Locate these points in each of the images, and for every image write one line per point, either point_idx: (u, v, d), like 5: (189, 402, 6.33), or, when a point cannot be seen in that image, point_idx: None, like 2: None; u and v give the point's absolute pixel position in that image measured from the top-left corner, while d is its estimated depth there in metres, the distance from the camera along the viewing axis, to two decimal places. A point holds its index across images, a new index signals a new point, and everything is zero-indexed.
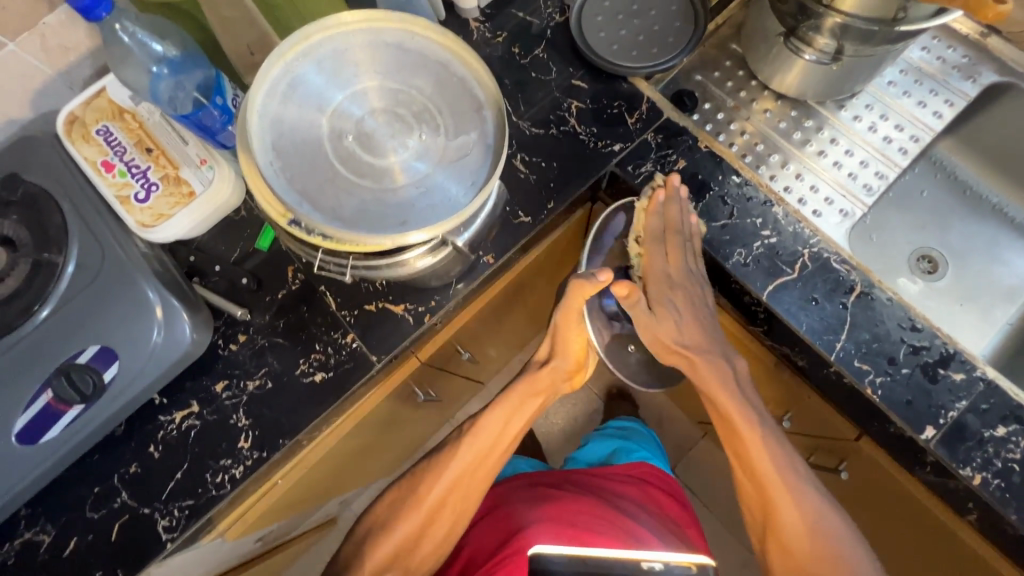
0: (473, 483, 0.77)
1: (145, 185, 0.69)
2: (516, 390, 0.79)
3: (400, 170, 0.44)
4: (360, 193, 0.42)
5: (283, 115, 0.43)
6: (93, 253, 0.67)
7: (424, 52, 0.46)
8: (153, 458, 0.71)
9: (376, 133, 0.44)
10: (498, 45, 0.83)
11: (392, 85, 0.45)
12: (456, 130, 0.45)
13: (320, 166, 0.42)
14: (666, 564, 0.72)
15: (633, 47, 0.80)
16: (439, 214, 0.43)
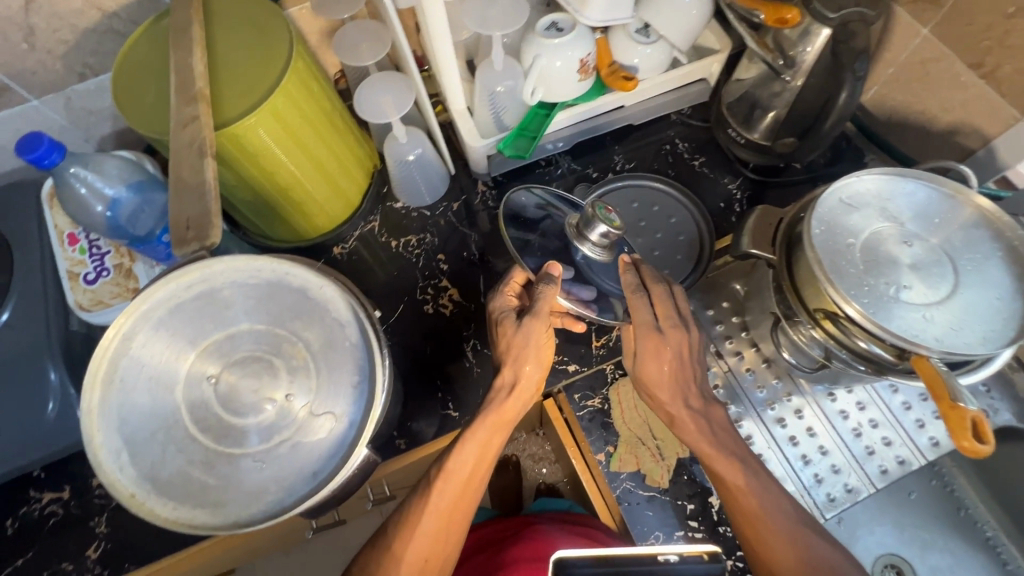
0: (451, 534, 0.60)
1: (97, 269, 0.69)
2: (484, 419, 0.61)
3: (251, 431, 0.44)
4: (191, 450, 0.43)
5: (146, 344, 0.44)
6: (25, 314, 0.66)
7: (325, 309, 0.47)
8: (4, 532, 0.68)
9: (240, 384, 0.44)
10: (496, 217, 0.81)
11: (278, 331, 0.46)
12: (322, 403, 0.45)
13: (162, 413, 0.43)
14: (681, 555, 0.50)
15: None
16: (268, 499, 0.43)
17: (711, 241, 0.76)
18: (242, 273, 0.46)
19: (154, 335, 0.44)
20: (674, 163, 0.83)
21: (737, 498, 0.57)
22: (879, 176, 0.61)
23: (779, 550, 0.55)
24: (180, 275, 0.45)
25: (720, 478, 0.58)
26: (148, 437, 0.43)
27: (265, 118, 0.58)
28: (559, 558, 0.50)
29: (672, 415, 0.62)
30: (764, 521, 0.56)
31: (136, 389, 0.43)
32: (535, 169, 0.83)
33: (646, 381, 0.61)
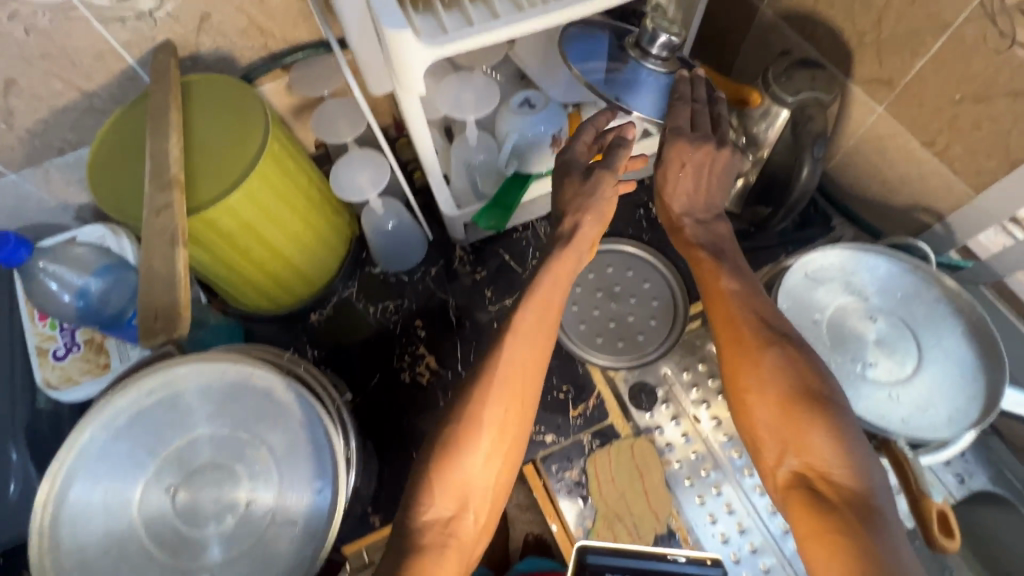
0: (513, 421, 0.54)
1: (67, 344, 0.68)
2: (530, 297, 0.56)
3: (209, 541, 0.45)
4: (149, 563, 0.45)
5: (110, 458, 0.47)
6: None
7: (282, 412, 0.48)
8: None
9: (200, 489, 0.47)
10: (472, 282, 0.82)
11: (239, 436, 0.48)
12: (282, 505, 0.46)
13: (123, 525, 0.46)
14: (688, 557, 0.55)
15: (600, 333, 0.76)
16: None
17: (685, 308, 0.76)
18: (195, 379, 0.48)
19: (115, 445, 0.47)
20: (648, 227, 0.84)
21: (738, 363, 0.54)
22: (843, 250, 0.62)
23: (775, 388, 0.51)
24: (142, 382, 0.48)
25: (728, 337, 0.55)
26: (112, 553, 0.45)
27: (238, 202, 0.59)
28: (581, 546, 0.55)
29: (680, 222, 0.63)
30: (754, 360, 0.53)
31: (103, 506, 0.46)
32: (512, 234, 0.84)
33: (668, 194, 0.63)
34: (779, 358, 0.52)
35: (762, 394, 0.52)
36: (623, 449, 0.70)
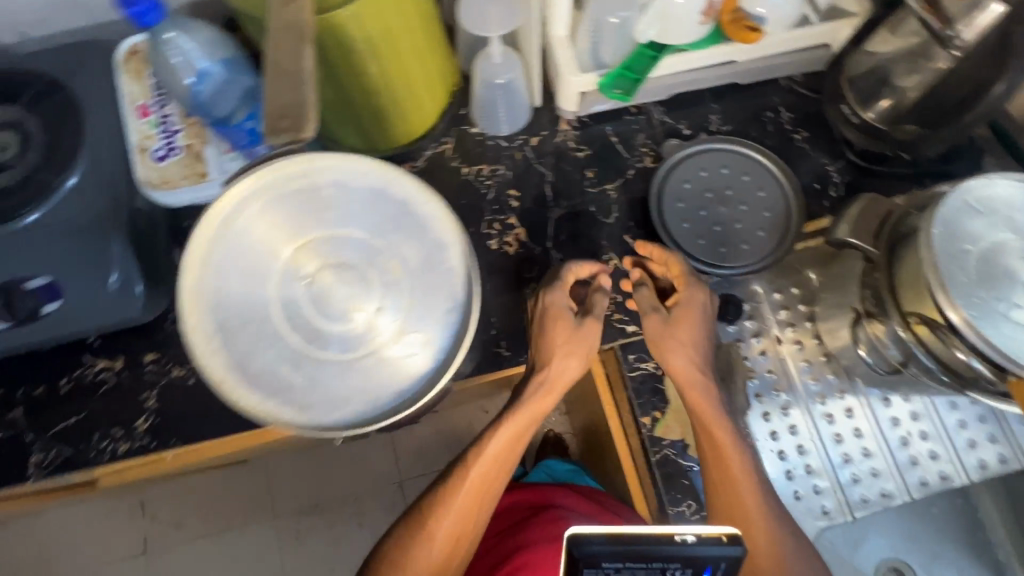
0: (473, 512, 0.62)
1: (167, 146, 0.67)
2: (549, 367, 0.63)
3: (337, 338, 0.45)
4: (280, 348, 0.44)
5: (242, 231, 0.45)
6: (91, 182, 0.65)
7: (424, 229, 0.46)
8: (59, 392, 0.71)
9: (330, 281, 0.45)
10: (574, 160, 0.77)
11: (375, 242, 0.46)
12: (414, 322, 0.45)
13: (253, 307, 0.45)
14: (697, 536, 0.47)
15: (702, 234, 0.72)
16: (347, 410, 0.44)
17: (799, 223, 0.71)
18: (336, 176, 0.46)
19: (248, 224, 0.45)
20: (773, 133, 0.77)
21: (729, 466, 0.61)
22: (1013, 182, 0.56)
23: (758, 525, 0.59)
24: (287, 163, 0.46)
25: (715, 443, 0.62)
26: (240, 327, 0.44)
27: (367, 12, 0.54)
28: (572, 534, 0.47)
29: (691, 377, 0.62)
30: (729, 452, 0.61)
31: (230, 274, 0.45)
32: (623, 115, 0.78)
33: (661, 347, 0.63)
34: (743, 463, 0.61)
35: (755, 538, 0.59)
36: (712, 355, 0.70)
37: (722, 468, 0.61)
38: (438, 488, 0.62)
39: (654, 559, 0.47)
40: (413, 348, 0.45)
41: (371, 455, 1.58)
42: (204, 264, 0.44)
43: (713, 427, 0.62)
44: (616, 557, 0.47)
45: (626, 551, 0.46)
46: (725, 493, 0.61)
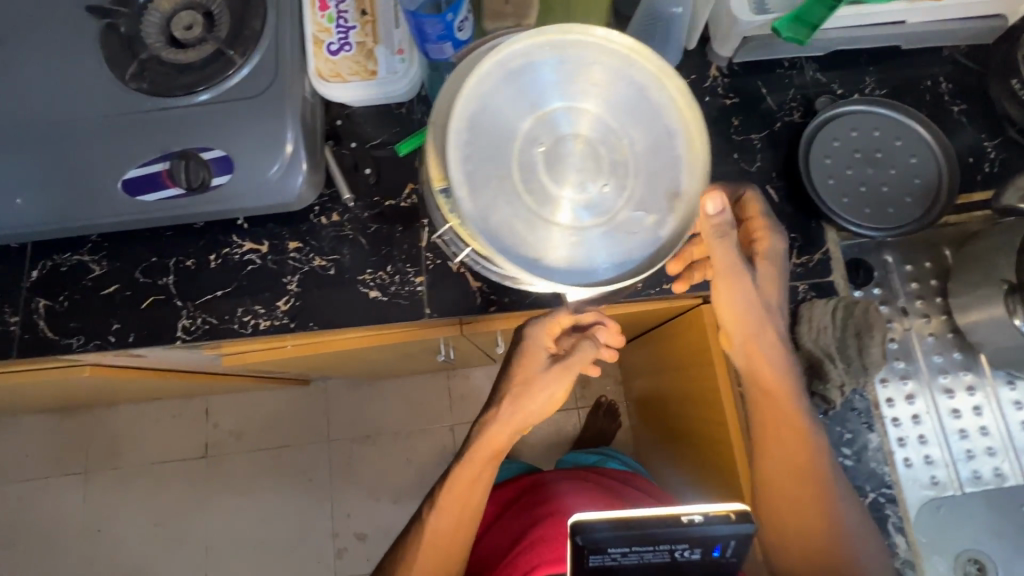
0: (465, 506, 0.76)
1: (341, 40, 0.69)
2: (490, 431, 0.74)
3: (568, 202, 0.48)
4: (515, 203, 0.48)
5: (498, 94, 0.49)
6: (270, 67, 0.69)
7: (658, 115, 0.49)
8: (208, 265, 0.75)
9: (571, 152, 0.48)
10: (721, 107, 0.77)
11: (613, 123, 0.49)
12: (642, 201, 0.49)
13: (497, 162, 0.48)
14: (705, 515, 0.57)
15: (847, 193, 0.71)
16: (572, 270, 0.48)
17: (952, 192, 0.70)
18: (590, 55, 0.49)
19: (501, 85, 0.48)
20: (929, 103, 0.75)
21: (785, 441, 0.63)
22: None
23: (816, 494, 0.62)
24: (544, 31, 0.49)
25: (775, 414, 0.63)
26: (484, 180, 0.48)
27: None
28: (579, 521, 0.58)
29: (756, 335, 0.62)
30: (777, 441, 0.64)
31: (480, 131, 0.48)
32: (775, 69, 0.77)
33: (726, 317, 0.63)
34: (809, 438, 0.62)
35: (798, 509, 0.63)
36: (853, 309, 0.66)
37: (773, 436, 0.64)
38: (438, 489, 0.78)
39: (659, 540, 0.57)
40: (635, 226, 0.48)
41: (428, 395, 1.65)
42: (457, 114, 0.47)
43: (778, 394, 0.63)
44: (622, 540, 0.57)
45: (629, 535, 0.57)
46: (770, 465, 0.65)
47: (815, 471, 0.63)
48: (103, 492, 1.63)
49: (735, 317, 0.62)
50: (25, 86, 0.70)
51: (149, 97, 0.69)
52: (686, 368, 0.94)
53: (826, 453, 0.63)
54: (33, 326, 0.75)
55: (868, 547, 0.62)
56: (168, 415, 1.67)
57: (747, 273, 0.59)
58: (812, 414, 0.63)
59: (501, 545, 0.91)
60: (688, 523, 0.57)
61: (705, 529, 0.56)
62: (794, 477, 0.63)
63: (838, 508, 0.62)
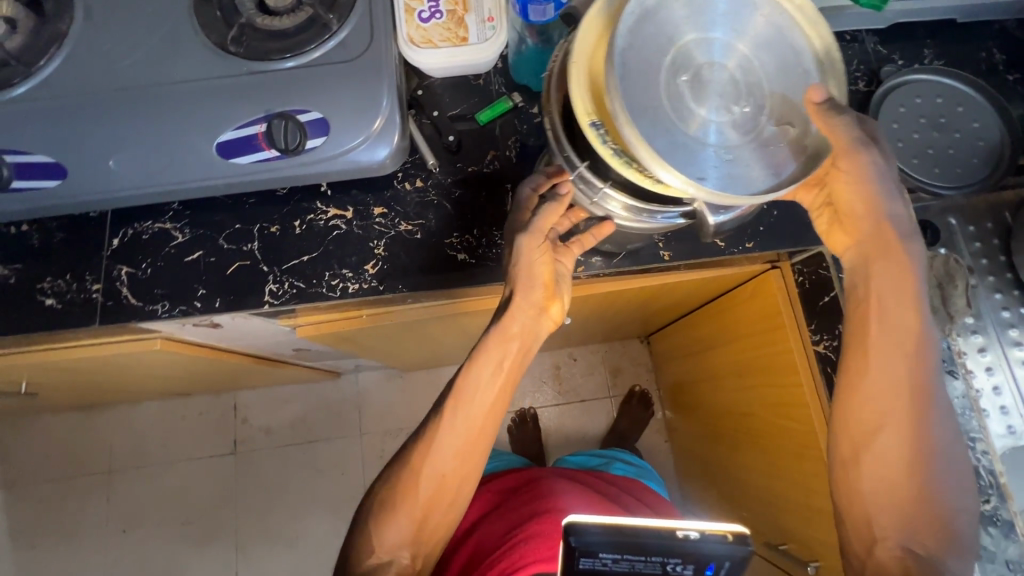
0: (468, 448, 0.70)
1: (431, 9, 0.72)
2: (484, 350, 0.67)
3: (716, 122, 0.54)
4: (671, 120, 0.53)
5: (644, 32, 0.54)
6: (363, 34, 0.70)
7: (788, 50, 0.58)
8: (293, 231, 0.76)
9: (712, 79, 0.55)
10: None
11: (750, 55, 0.57)
12: (776, 121, 0.56)
13: (655, 84, 0.54)
14: (701, 532, 0.57)
15: (916, 154, 0.75)
16: (727, 180, 0.53)
17: (1012, 154, 0.75)
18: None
19: (655, 15, 0.55)
20: (984, 72, 0.79)
21: (884, 347, 0.65)
22: None
23: (919, 406, 0.64)
24: None
25: (881, 317, 0.65)
26: (642, 110, 0.52)
27: None
28: (573, 523, 0.57)
29: (879, 232, 0.65)
30: (877, 352, 0.65)
31: (634, 63, 0.53)
32: (838, 41, 0.81)
33: (846, 212, 0.68)
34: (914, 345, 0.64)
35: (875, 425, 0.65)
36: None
37: (873, 346, 0.65)
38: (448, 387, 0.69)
39: (652, 552, 0.56)
40: (775, 142, 0.56)
41: None
42: (618, 35, 0.52)
43: (898, 270, 0.64)
44: (615, 546, 0.56)
45: (621, 542, 0.56)
46: (864, 373, 0.66)
47: (917, 382, 0.64)
48: (126, 490, 1.59)
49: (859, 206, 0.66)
50: (117, 50, 0.70)
51: (244, 61, 0.70)
52: (750, 337, 0.96)
53: (928, 367, 0.64)
54: (116, 293, 0.74)
55: (948, 466, 0.63)
56: (195, 411, 1.64)
57: (872, 147, 0.63)
58: (920, 329, 0.64)
59: (494, 533, 0.89)
60: (683, 539, 0.56)
61: (700, 547, 0.56)
62: (894, 388, 0.64)
63: (937, 421, 0.64)
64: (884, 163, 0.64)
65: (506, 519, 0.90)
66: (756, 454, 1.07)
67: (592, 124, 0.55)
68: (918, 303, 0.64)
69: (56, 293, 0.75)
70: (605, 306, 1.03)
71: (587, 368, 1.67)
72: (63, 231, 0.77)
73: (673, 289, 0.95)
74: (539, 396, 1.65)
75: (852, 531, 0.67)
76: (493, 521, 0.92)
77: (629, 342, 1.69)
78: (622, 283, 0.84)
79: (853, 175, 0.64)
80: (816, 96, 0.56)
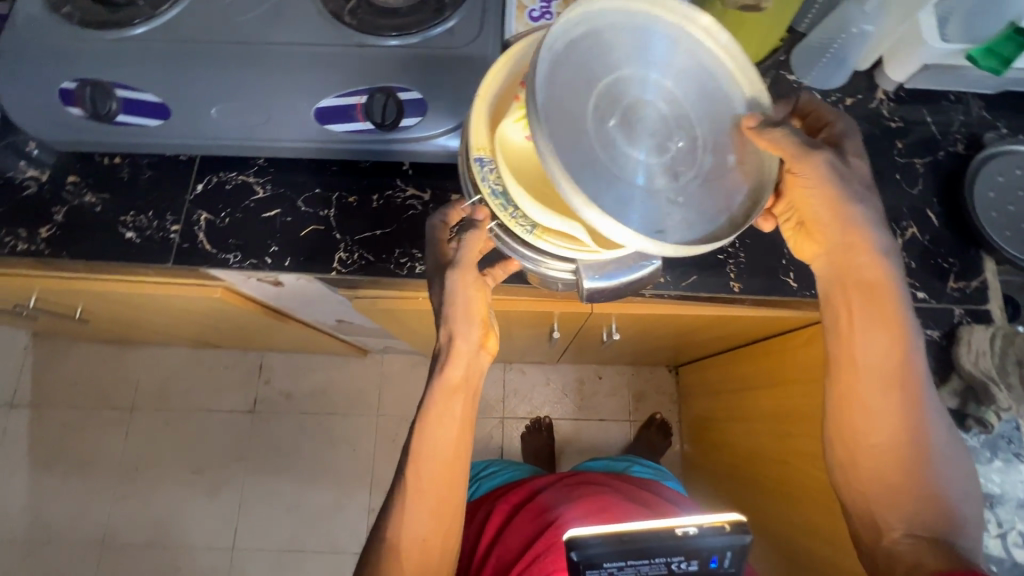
0: (442, 502, 0.66)
1: (543, 10, 0.73)
2: (434, 402, 0.65)
3: (653, 167, 0.52)
4: (604, 166, 0.49)
5: (567, 76, 0.51)
6: (473, 24, 0.72)
7: (704, 84, 0.56)
8: (370, 204, 0.77)
9: (643, 119, 0.53)
10: (886, 128, 0.78)
11: (671, 94, 0.54)
12: (709, 153, 0.55)
13: (580, 126, 0.50)
14: (699, 528, 0.56)
15: (1010, 226, 0.72)
16: (678, 227, 0.51)
17: None
18: (625, 27, 0.54)
19: (566, 54, 0.51)
20: None
21: (868, 353, 0.63)
22: None
23: (910, 406, 0.62)
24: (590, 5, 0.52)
25: (864, 322, 0.63)
26: (577, 156, 0.48)
27: None
28: (572, 537, 0.56)
29: (851, 239, 0.62)
30: (863, 362, 0.63)
31: (560, 102, 0.49)
32: (941, 100, 0.79)
33: (811, 219, 0.64)
34: (899, 343, 0.61)
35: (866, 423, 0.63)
36: (1014, 338, 0.67)
37: (858, 353, 0.63)
38: (411, 438, 0.65)
39: (654, 553, 0.55)
40: (714, 183, 0.54)
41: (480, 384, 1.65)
42: (534, 80, 0.48)
43: (880, 284, 0.62)
44: (616, 556, 0.55)
45: (622, 550, 0.55)
46: (850, 380, 0.64)
47: (905, 384, 0.62)
48: (144, 429, 1.63)
49: (824, 209, 0.62)
50: (237, 6, 0.73)
51: (356, 33, 0.72)
52: (797, 384, 0.94)
53: (913, 369, 0.62)
54: (192, 236, 0.77)
55: (948, 457, 0.61)
56: (222, 364, 1.67)
57: (824, 147, 0.60)
58: (908, 322, 0.61)
59: (511, 544, 0.90)
60: (682, 537, 0.55)
61: (700, 543, 0.55)
62: (883, 392, 0.62)
63: (931, 421, 0.62)
64: (841, 163, 0.61)
65: (521, 531, 0.91)
66: (783, 505, 1.04)
67: (479, 158, 0.58)
68: (899, 297, 0.62)
69: (137, 227, 0.77)
70: (650, 330, 1.02)
71: (611, 388, 1.66)
72: (153, 169, 0.79)
73: (724, 323, 0.93)
74: (558, 408, 1.64)
75: (858, 525, 0.64)
76: (509, 532, 0.92)
77: (657, 370, 1.67)
78: (681, 307, 0.83)
79: (809, 179, 0.60)
80: (751, 121, 0.56)
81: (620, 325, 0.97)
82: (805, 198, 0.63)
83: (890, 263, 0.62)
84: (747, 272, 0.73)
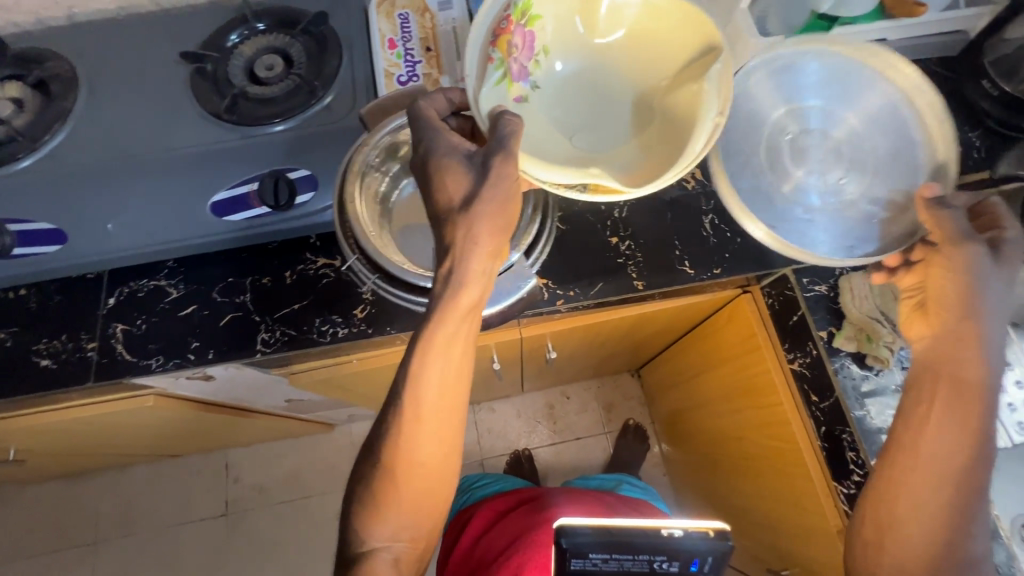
0: (449, 435, 0.61)
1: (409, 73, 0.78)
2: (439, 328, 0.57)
3: (806, 179, 0.73)
4: (762, 178, 0.73)
5: (755, 92, 0.75)
6: (345, 99, 0.77)
7: (904, 135, 0.72)
8: (284, 282, 0.79)
9: (810, 147, 0.73)
10: None
11: (865, 137, 0.73)
12: (874, 194, 0.71)
13: (748, 143, 0.74)
14: (685, 530, 0.58)
15: None
16: (803, 236, 0.70)
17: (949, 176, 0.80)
18: (823, 66, 0.74)
19: (763, 88, 0.75)
20: None
21: (941, 443, 0.60)
22: None
23: (956, 514, 0.58)
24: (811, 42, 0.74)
25: (942, 414, 0.60)
26: (738, 155, 0.73)
27: None
28: (563, 525, 0.59)
29: (959, 329, 0.60)
30: (927, 447, 0.60)
31: (740, 123, 0.74)
32: None
33: (931, 294, 0.63)
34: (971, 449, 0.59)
35: (907, 510, 0.60)
36: None
37: (924, 433, 0.61)
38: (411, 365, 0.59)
39: (639, 548, 0.58)
40: (860, 207, 0.71)
41: None
42: None
43: (967, 381, 0.60)
44: (602, 547, 0.58)
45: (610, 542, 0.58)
46: (904, 460, 0.61)
47: (958, 489, 0.59)
48: (112, 562, 1.53)
49: (956, 292, 0.61)
50: (117, 125, 0.76)
51: (236, 126, 0.75)
52: (731, 363, 1.00)
53: (973, 474, 0.59)
54: (110, 350, 0.76)
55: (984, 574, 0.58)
56: (186, 473, 1.61)
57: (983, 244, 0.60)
58: (983, 428, 0.59)
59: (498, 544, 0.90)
60: (668, 538, 0.58)
61: (682, 543, 0.58)
62: (929, 484, 0.59)
63: (970, 533, 0.58)
64: (991, 263, 0.60)
65: (511, 526, 0.92)
66: (750, 478, 1.07)
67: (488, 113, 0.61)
68: (979, 402, 0.59)
69: (52, 354, 0.77)
70: (587, 341, 1.06)
71: (581, 405, 1.68)
72: (61, 294, 0.80)
73: (651, 320, 0.98)
74: (534, 437, 1.65)
75: None
76: (497, 529, 0.94)
77: (620, 378, 1.70)
78: (601, 314, 0.87)
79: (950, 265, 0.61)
80: (928, 191, 0.64)
81: (556, 342, 1.00)
82: (939, 277, 0.62)
83: (986, 362, 0.59)
84: (645, 268, 0.78)
